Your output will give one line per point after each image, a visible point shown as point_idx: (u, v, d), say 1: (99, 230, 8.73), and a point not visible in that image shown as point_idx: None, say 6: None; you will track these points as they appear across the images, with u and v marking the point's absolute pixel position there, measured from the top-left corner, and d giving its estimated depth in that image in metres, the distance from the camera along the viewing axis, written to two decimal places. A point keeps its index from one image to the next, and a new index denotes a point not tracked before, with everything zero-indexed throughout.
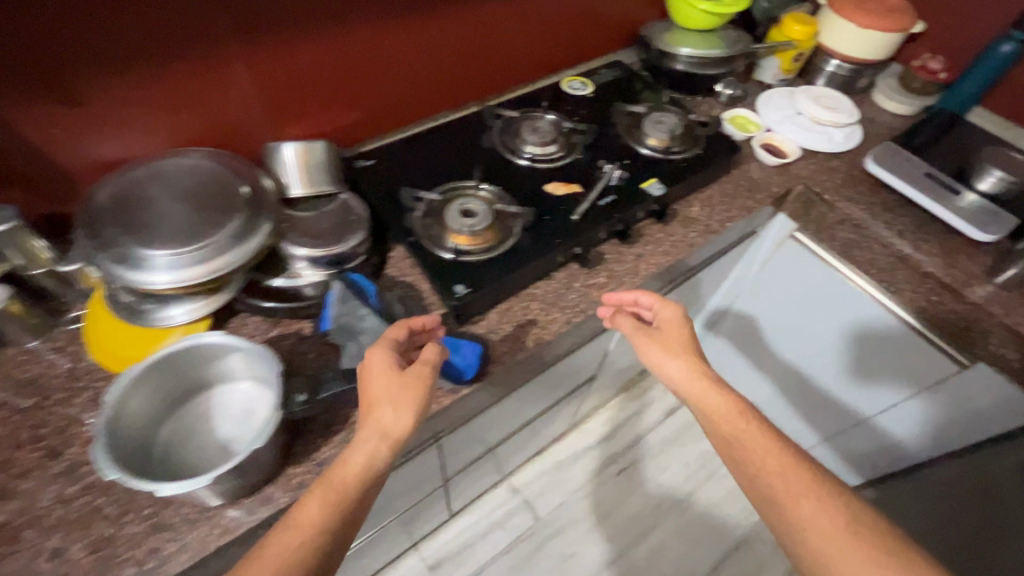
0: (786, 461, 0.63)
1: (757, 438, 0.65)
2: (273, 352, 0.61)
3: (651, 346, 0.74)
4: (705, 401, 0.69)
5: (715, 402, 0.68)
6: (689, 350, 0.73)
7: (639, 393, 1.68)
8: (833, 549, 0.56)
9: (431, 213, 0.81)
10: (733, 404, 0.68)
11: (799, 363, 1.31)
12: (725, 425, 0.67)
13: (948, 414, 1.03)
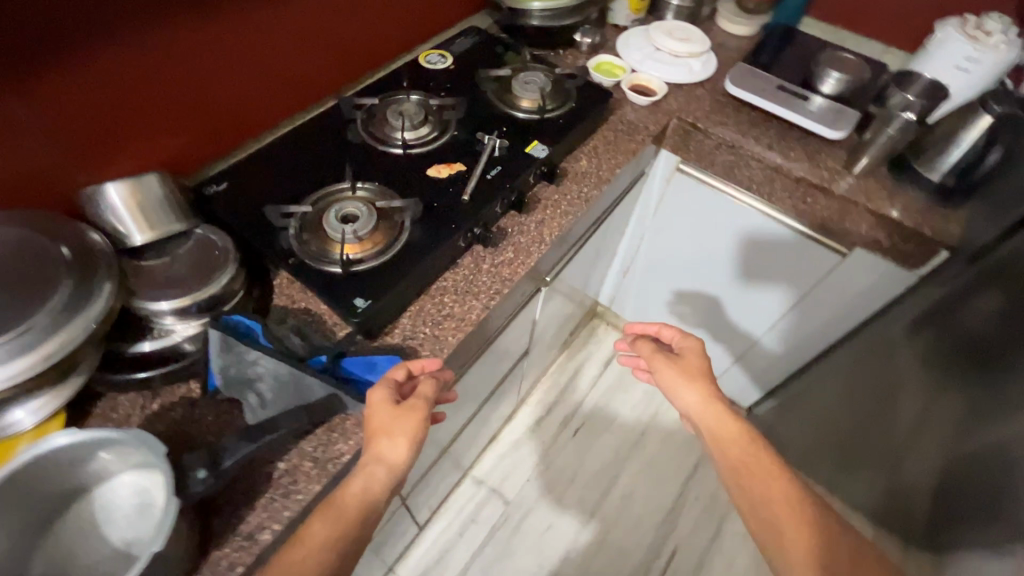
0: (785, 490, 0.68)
1: (762, 466, 0.70)
2: (143, 434, 0.50)
3: (667, 368, 0.81)
4: (717, 426, 0.75)
5: (728, 431, 0.74)
6: (704, 375, 0.80)
7: (575, 352, 1.71)
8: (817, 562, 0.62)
9: (307, 227, 0.72)
10: (739, 433, 0.74)
11: (704, 292, 1.39)
12: (732, 449, 0.73)
13: (835, 304, 1.15)
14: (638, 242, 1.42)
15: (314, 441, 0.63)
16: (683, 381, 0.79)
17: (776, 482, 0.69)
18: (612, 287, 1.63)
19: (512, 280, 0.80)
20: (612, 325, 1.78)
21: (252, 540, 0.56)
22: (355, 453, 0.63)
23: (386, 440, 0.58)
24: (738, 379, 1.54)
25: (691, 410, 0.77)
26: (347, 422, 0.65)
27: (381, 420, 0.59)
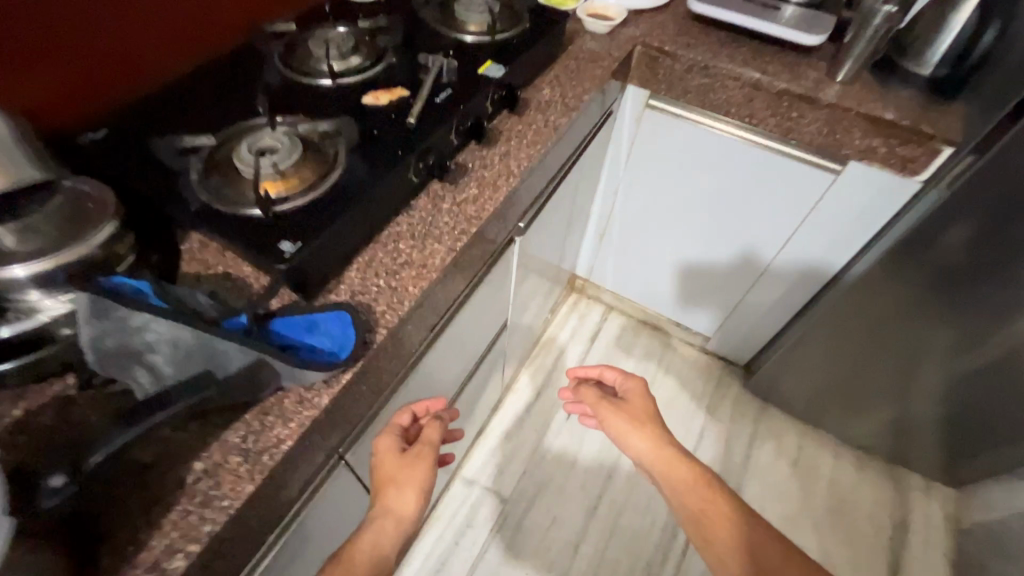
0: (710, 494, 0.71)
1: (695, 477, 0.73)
2: None
3: (615, 416, 0.80)
4: (671, 471, 0.74)
5: (683, 473, 0.73)
6: (650, 418, 0.79)
7: (558, 330, 1.59)
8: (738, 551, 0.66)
9: (214, 170, 0.58)
10: (691, 473, 0.73)
11: (689, 242, 1.30)
12: (691, 502, 0.72)
13: (832, 231, 1.07)
14: (613, 198, 1.32)
15: (242, 429, 0.48)
16: (631, 426, 0.78)
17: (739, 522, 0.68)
18: (589, 255, 1.52)
19: (480, 219, 0.67)
20: (594, 298, 1.67)
21: (157, 571, 0.40)
22: (299, 439, 0.48)
23: (394, 488, 0.61)
24: (733, 334, 1.45)
25: (642, 457, 0.76)
26: (286, 401, 0.50)
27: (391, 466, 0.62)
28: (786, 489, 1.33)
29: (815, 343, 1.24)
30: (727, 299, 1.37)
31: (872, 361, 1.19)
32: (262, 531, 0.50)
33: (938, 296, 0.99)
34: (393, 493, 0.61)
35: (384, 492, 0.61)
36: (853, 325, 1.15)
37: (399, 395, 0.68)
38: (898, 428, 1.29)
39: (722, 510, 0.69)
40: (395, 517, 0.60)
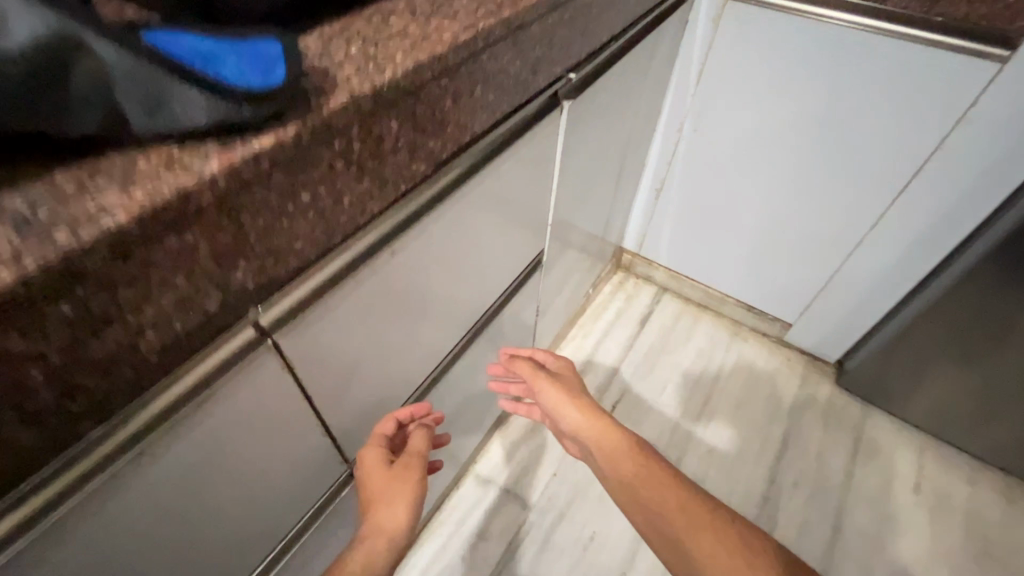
0: (642, 461, 0.61)
1: (617, 445, 0.63)
2: None
3: (553, 389, 0.70)
4: (604, 443, 0.64)
5: (612, 442, 0.64)
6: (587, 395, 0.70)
7: (600, 311, 1.33)
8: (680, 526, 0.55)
9: None
10: (624, 441, 0.63)
11: (773, 191, 1.04)
12: (624, 467, 0.61)
13: (983, 154, 0.80)
14: (676, 137, 1.08)
15: (37, 195, 0.24)
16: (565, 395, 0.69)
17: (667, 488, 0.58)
18: (641, 219, 1.28)
19: (518, 6, 0.44)
20: (644, 278, 1.40)
21: None
22: (140, 222, 0.24)
23: (384, 508, 0.52)
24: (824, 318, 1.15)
25: (578, 431, 0.67)
26: (140, 165, 0.26)
27: (376, 486, 0.53)
28: (906, 520, 1.00)
29: (947, 322, 0.97)
30: (819, 268, 1.09)
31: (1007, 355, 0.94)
32: (80, 416, 0.26)
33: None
34: (385, 513, 0.52)
35: (372, 508, 0.52)
36: (984, 307, 0.92)
37: (383, 269, 0.44)
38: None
39: (660, 476, 0.59)
40: (388, 534, 0.51)
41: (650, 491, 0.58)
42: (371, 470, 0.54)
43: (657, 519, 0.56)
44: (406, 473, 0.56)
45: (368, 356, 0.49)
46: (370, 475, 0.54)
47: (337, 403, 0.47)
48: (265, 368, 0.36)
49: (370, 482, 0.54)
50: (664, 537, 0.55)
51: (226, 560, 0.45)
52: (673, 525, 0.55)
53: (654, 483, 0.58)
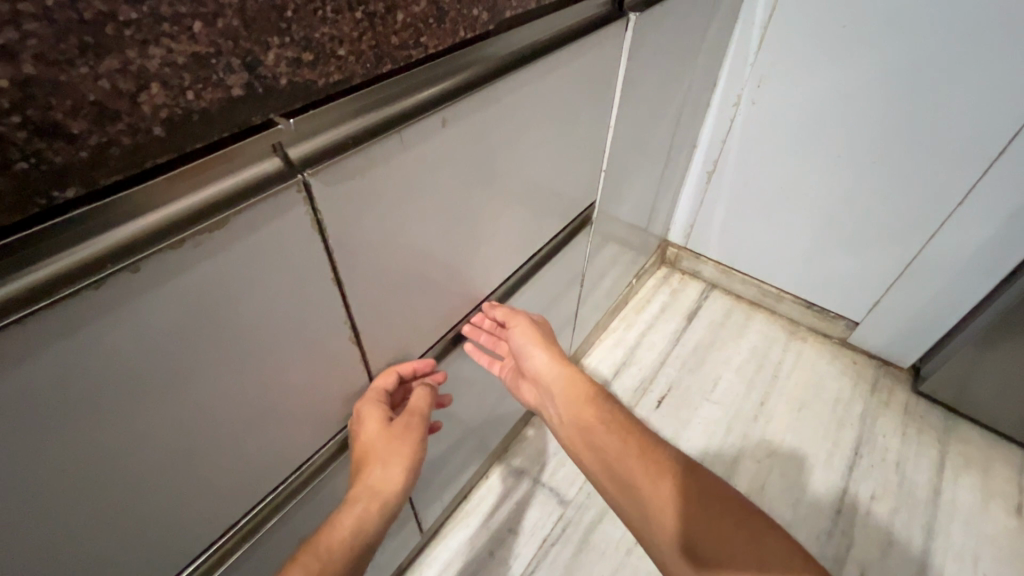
0: (602, 406, 0.57)
1: (574, 389, 0.58)
2: None
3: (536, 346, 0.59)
4: (568, 391, 0.58)
5: (578, 391, 0.58)
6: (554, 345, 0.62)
7: (643, 305, 1.25)
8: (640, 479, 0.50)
9: None
10: (585, 389, 0.58)
11: (840, 168, 0.95)
12: (584, 413, 0.57)
13: None
14: (732, 112, 1.02)
15: None
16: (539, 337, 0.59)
17: (624, 436, 0.53)
18: (690, 208, 1.20)
19: None
20: (689, 274, 1.32)
21: None
22: None
23: (378, 469, 0.44)
24: (897, 314, 1.04)
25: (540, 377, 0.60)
26: None
27: (371, 443, 0.44)
28: (1010, 545, 0.85)
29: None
30: (892, 256, 0.98)
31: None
32: (60, 178, 0.20)
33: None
34: (378, 473, 0.44)
35: (364, 470, 0.44)
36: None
37: (434, 140, 0.38)
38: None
39: (617, 423, 0.55)
40: (380, 499, 0.44)
41: (607, 442, 0.54)
42: (366, 429, 0.44)
43: (620, 471, 0.52)
44: (404, 436, 0.46)
45: (407, 256, 0.42)
46: (368, 434, 0.44)
47: (371, 304, 0.41)
48: (293, 215, 0.30)
49: (365, 440, 0.44)
50: (625, 489, 0.51)
51: (237, 481, 0.37)
52: (633, 474, 0.51)
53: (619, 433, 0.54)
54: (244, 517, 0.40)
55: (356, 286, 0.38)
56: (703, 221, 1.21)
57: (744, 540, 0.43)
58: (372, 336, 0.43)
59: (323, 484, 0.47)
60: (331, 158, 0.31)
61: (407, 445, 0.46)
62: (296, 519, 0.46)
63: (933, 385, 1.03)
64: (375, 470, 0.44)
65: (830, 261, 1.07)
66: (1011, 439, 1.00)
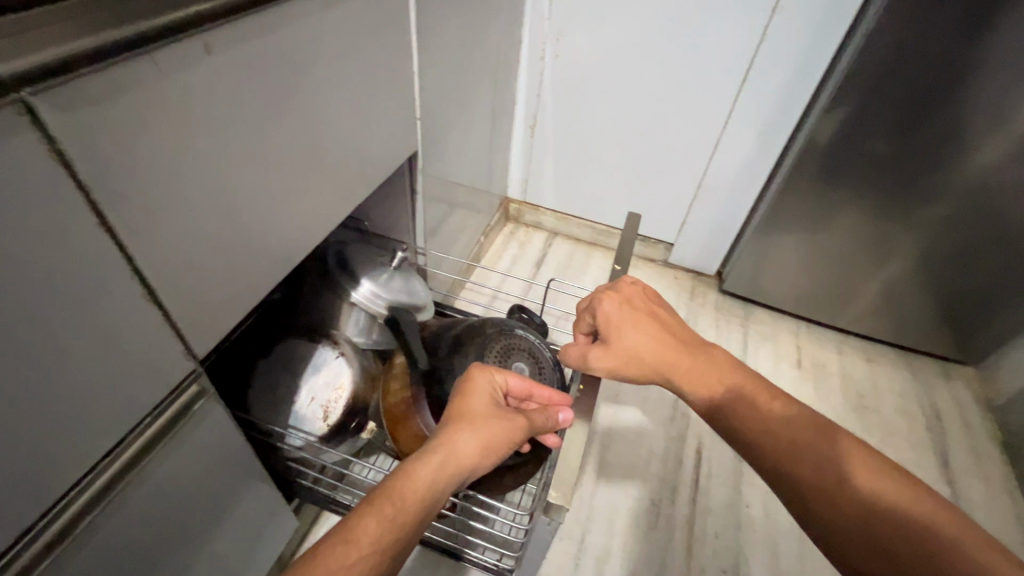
0: (686, 351, 0.56)
1: (680, 362, 0.55)
2: None
3: (633, 332, 0.58)
4: (678, 366, 0.55)
5: (691, 366, 0.54)
6: (657, 322, 0.59)
7: (495, 260, 1.31)
8: (723, 399, 0.51)
9: None
10: (700, 360, 0.55)
11: (636, 107, 1.10)
12: (677, 365, 0.55)
13: (799, 32, 0.90)
14: (540, 66, 1.11)
15: None
16: (631, 324, 0.58)
17: (712, 373, 0.53)
18: (521, 162, 1.29)
19: None
20: (533, 226, 1.40)
21: None
22: None
23: (470, 438, 0.47)
24: (700, 230, 1.23)
25: (643, 355, 0.56)
26: None
27: (477, 412, 0.50)
28: (797, 392, 1.07)
29: (839, 199, 1.04)
30: (686, 180, 1.16)
31: (866, 225, 1.06)
32: None
33: (918, 120, 0.90)
34: (467, 437, 0.47)
35: (458, 429, 0.48)
36: (852, 182, 1.01)
37: (197, 64, 0.36)
38: (884, 314, 1.17)
39: (703, 366, 0.54)
40: (457, 462, 0.45)
41: (691, 376, 0.54)
42: (468, 392, 0.52)
43: (718, 401, 0.51)
44: (504, 414, 0.51)
45: (196, 201, 0.39)
46: (470, 395, 0.52)
47: (160, 253, 0.38)
48: (17, 141, 0.27)
49: (468, 401, 0.51)
50: (713, 414, 0.52)
51: (17, 475, 0.32)
52: (719, 397, 0.51)
53: (731, 407, 0.50)
54: (43, 519, 0.35)
55: (132, 233, 0.35)
56: (535, 173, 1.29)
57: (827, 453, 0.44)
58: (172, 292, 0.40)
59: (144, 477, 0.42)
60: (64, 75, 0.28)
61: (502, 433, 0.49)
62: (125, 510, 0.41)
63: (733, 283, 1.24)
64: (466, 438, 0.47)
65: (642, 193, 1.23)
66: (792, 314, 1.25)
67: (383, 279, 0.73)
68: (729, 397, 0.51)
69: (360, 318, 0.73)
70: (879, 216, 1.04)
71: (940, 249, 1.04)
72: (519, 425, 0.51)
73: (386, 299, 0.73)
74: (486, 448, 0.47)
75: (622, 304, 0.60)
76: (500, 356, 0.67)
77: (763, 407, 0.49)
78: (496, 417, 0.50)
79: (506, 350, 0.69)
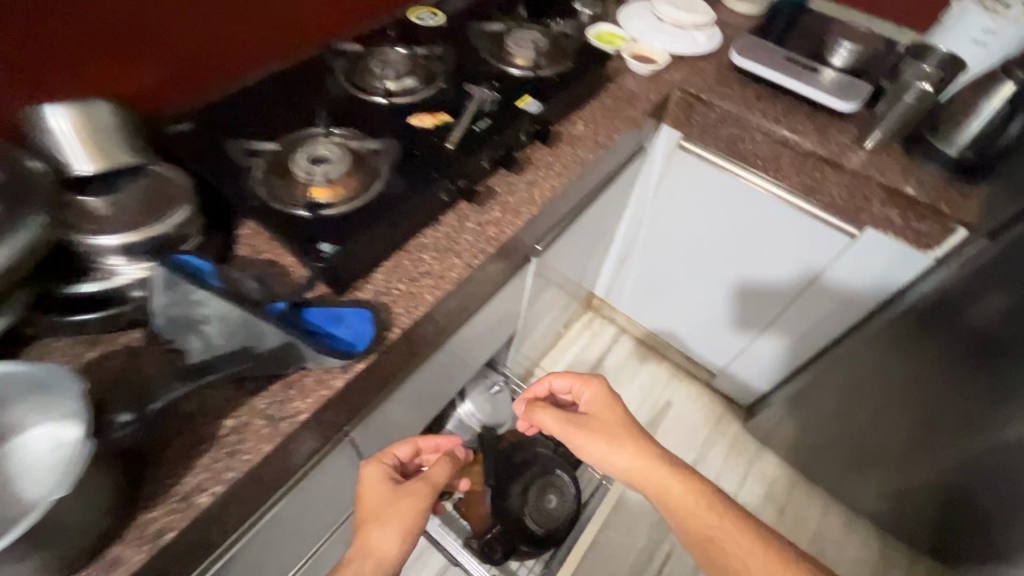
0: (668, 463, 0.67)
1: (655, 470, 0.66)
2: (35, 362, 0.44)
3: (607, 414, 0.72)
4: (638, 463, 0.67)
5: (658, 471, 0.66)
6: (624, 419, 0.72)
7: (569, 342, 1.66)
8: (705, 517, 0.62)
9: (272, 169, 0.66)
10: (663, 469, 0.66)
11: (706, 281, 1.33)
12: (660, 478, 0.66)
13: (841, 286, 1.10)
14: (634, 230, 1.35)
15: (267, 400, 0.56)
16: (603, 403, 0.74)
17: (693, 487, 0.65)
18: (604, 282, 1.57)
19: (499, 241, 0.73)
20: (609, 318, 1.71)
21: (187, 503, 0.49)
22: (311, 415, 0.56)
23: (377, 526, 0.61)
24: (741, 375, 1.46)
25: (614, 443, 0.69)
26: (307, 379, 0.58)
27: (376, 501, 0.64)
28: None
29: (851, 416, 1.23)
30: (734, 341, 1.40)
31: (869, 441, 1.24)
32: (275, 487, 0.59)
33: (921, 392, 1.05)
34: (376, 532, 0.61)
35: (367, 529, 0.62)
36: (861, 409, 1.19)
37: (408, 385, 0.76)
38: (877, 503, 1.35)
39: (686, 478, 0.65)
40: (373, 557, 0.60)
41: (661, 481, 0.66)
42: (367, 484, 0.66)
43: (697, 516, 0.63)
44: (400, 494, 0.64)
45: (389, 429, 0.81)
46: (366, 494, 0.65)
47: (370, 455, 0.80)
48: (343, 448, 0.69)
49: (366, 495, 0.65)
50: (692, 528, 0.63)
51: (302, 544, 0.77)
52: (692, 508, 0.63)
53: (706, 525, 0.62)
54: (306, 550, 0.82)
55: (362, 451, 0.77)
56: (616, 290, 1.57)
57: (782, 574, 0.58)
58: None
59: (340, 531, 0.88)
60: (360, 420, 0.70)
61: (401, 512, 0.63)
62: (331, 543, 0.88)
63: (753, 425, 1.47)
64: (370, 532, 0.61)
65: (693, 335, 1.48)
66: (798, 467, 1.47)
67: (478, 404, 1.15)
68: (710, 512, 0.63)
69: (460, 424, 1.16)
70: (880, 442, 1.21)
71: (935, 483, 1.17)
72: (418, 494, 0.65)
73: (479, 418, 1.15)
74: (397, 533, 0.61)
75: (595, 389, 0.75)
76: (540, 489, 1.09)
77: (739, 523, 0.62)
78: (391, 497, 0.64)
79: (544, 484, 1.09)
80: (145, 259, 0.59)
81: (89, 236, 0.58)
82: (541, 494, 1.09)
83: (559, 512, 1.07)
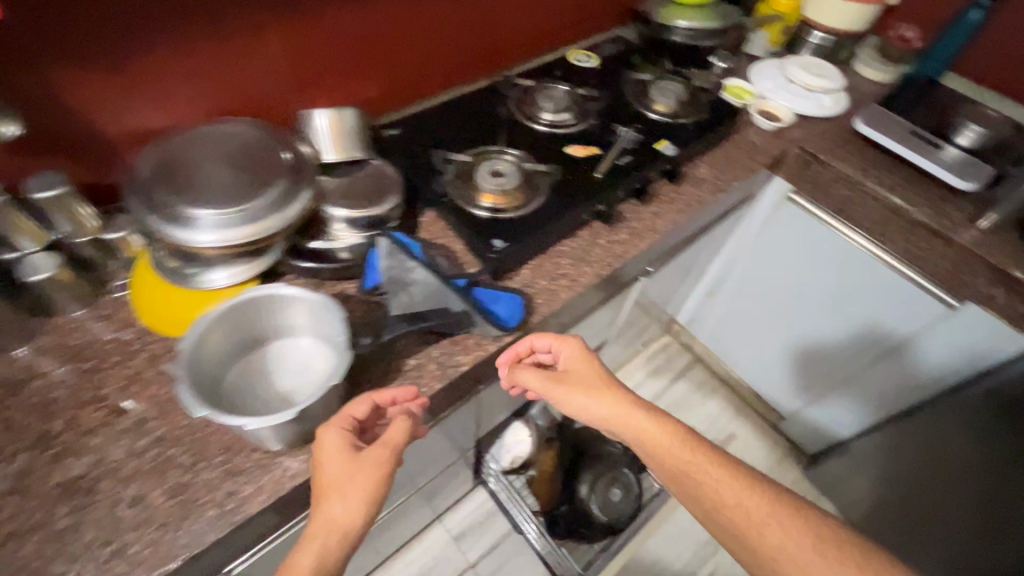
0: (668, 425, 0.67)
1: (647, 428, 0.67)
2: (320, 296, 0.63)
3: (582, 370, 0.73)
4: (631, 421, 0.68)
5: (646, 423, 0.67)
6: (607, 380, 0.72)
7: (644, 361, 1.76)
8: (706, 473, 0.62)
9: (461, 175, 0.85)
10: (654, 422, 0.67)
11: (793, 324, 1.39)
12: (659, 439, 0.66)
13: (930, 354, 1.14)
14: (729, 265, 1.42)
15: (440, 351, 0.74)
16: (586, 360, 0.74)
17: (686, 439, 0.65)
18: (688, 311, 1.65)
19: (624, 258, 0.87)
20: (686, 345, 1.79)
21: None
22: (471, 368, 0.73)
23: (338, 497, 0.53)
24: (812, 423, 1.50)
25: (598, 406, 0.69)
26: (469, 340, 0.75)
27: (333, 470, 0.54)
28: None
29: (911, 487, 1.23)
30: (810, 388, 1.45)
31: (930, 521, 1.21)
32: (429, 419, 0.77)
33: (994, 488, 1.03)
34: (335, 504, 0.52)
35: (325, 504, 0.52)
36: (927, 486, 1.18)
37: None
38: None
39: (678, 434, 0.66)
40: (337, 531, 0.52)
41: (656, 442, 0.65)
42: (320, 450, 0.56)
43: (685, 466, 0.63)
44: (361, 459, 0.55)
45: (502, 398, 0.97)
46: (323, 462, 0.55)
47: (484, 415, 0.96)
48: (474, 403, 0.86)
49: (322, 464, 0.56)
50: (686, 484, 0.62)
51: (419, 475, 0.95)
52: (685, 462, 0.63)
53: (697, 475, 0.62)
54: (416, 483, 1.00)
55: (479, 410, 0.94)
56: (699, 320, 1.65)
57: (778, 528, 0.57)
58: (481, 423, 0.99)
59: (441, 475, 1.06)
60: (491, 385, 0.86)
61: (364, 481, 0.54)
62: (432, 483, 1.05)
63: (816, 473, 1.51)
64: (329, 505, 0.52)
65: (771, 374, 1.54)
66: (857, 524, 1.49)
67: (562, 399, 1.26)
68: (710, 464, 0.63)
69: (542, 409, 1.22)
70: (940, 524, 1.19)
71: None
72: (384, 457, 0.56)
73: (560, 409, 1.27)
74: (360, 505, 0.53)
75: (573, 347, 0.75)
76: (606, 482, 1.20)
77: (739, 476, 0.61)
78: (351, 463, 0.55)
79: (610, 479, 1.21)
80: (362, 231, 0.78)
81: (331, 207, 0.77)
82: (606, 487, 1.20)
83: (621, 505, 1.18)
